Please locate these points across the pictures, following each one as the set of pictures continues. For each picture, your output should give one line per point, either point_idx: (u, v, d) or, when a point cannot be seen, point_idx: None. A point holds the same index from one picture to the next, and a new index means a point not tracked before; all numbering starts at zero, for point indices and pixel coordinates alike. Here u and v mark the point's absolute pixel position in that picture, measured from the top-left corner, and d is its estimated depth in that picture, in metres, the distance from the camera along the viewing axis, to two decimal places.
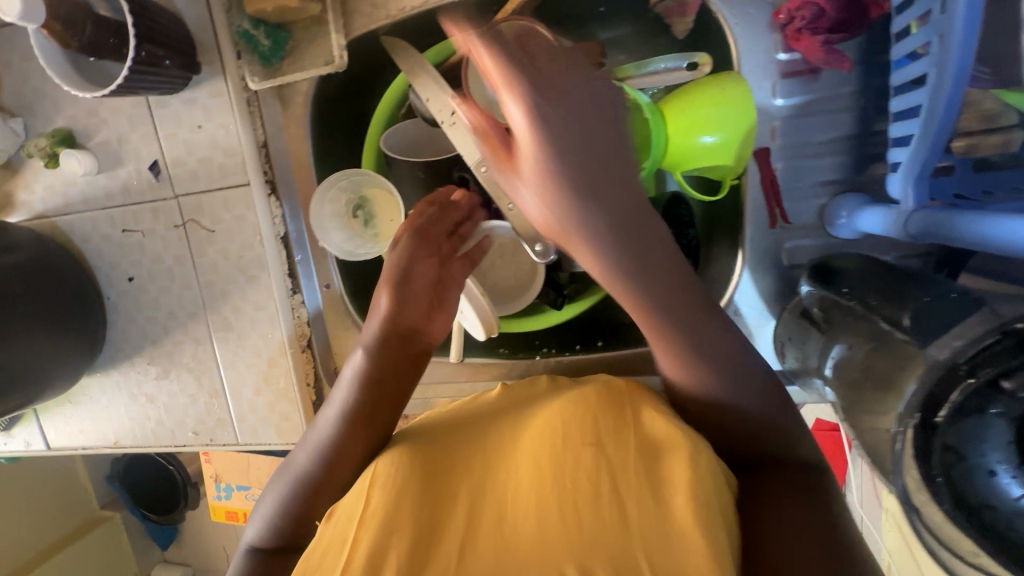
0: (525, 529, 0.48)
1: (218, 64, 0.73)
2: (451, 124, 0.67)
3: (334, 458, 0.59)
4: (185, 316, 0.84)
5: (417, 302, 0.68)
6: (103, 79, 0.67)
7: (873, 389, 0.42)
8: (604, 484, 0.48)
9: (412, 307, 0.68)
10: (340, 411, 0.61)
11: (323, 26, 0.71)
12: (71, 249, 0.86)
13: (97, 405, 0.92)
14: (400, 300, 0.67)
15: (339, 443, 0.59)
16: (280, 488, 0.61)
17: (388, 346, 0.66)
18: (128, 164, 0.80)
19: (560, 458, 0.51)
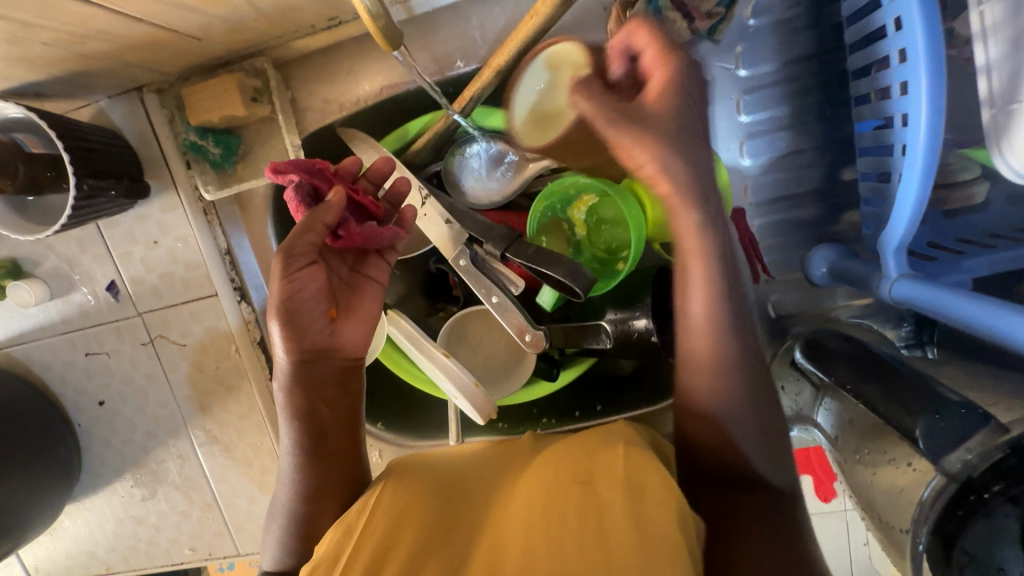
0: (513, 552, 0.53)
1: (168, 178, 0.69)
2: (422, 215, 0.66)
3: (319, 491, 0.64)
4: (167, 433, 0.80)
5: (313, 321, 0.62)
6: (48, 215, 0.63)
7: (869, 447, 0.46)
8: (591, 517, 0.53)
9: (311, 331, 0.63)
10: (293, 445, 0.65)
11: (275, 126, 0.68)
12: (33, 379, 0.81)
13: (81, 534, 0.87)
14: (291, 329, 0.61)
15: (311, 476, 0.64)
16: (278, 528, 0.65)
17: (302, 379, 0.63)
18: (83, 287, 0.75)
19: (552, 497, 0.57)
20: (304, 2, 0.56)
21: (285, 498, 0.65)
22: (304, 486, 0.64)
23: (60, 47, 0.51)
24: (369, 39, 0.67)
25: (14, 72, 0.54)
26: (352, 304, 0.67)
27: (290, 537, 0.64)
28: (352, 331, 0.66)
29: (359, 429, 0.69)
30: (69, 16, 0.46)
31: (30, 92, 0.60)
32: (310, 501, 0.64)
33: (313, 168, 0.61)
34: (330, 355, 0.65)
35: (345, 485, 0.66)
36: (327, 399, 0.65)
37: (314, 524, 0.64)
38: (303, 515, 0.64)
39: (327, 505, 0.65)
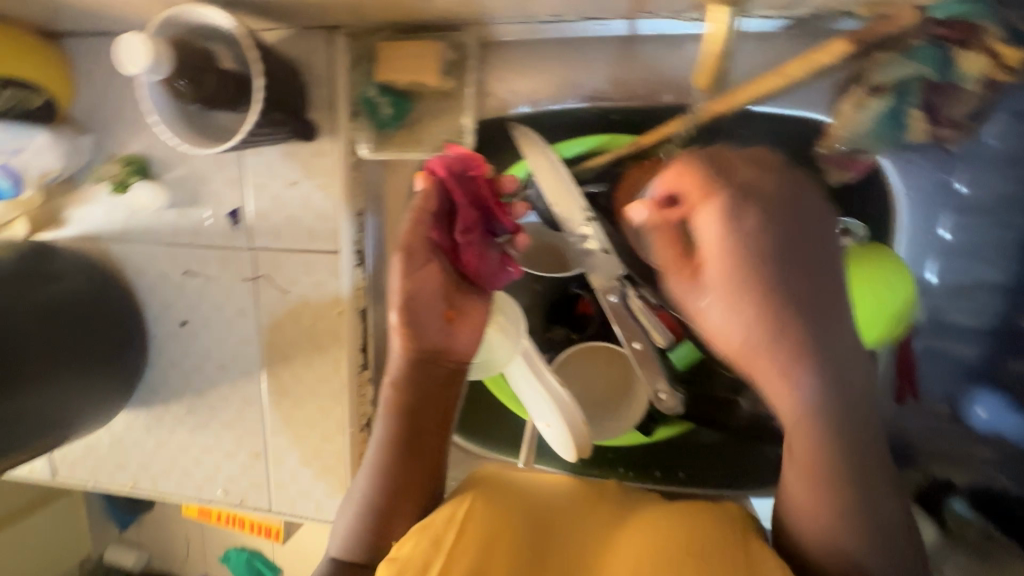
0: None
1: (330, 123, 0.67)
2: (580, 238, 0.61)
3: (400, 487, 0.60)
4: (238, 372, 0.78)
5: (430, 319, 0.59)
6: (212, 130, 0.60)
7: None
8: None
9: (428, 330, 0.60)
10: (381, 436, 0.62)
11: (455, 103, 0.65)
12: (123, 280, 0.78)
13: (118, 443, 0.84)
14: (410, 324, 0.59)
15: (393, 470, 0.60)
16: (350, 513, 0.62)
17: (413, 377, 0.60)
18: (204, 205, 0.73)
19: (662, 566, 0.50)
20: None
21: (362, 486, 0.61)
22: (384, 478, 0.60)
23: None
24: (577, 42, 0.63)
25: None
26: (470, 308, 0.61)
27: (361, 528, 0.60)
28: (467, 336, 0.61)
29: (447, 437, 0.64)
30: None
31: (235, 4, 0.57)
32: (390, 495, 0.60)
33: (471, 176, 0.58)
34: (442, 355, 0.61)
35: (422, 489, 0.61)
36: (427, 397, 0.62)
37: (388, 522, 0.60)
38: (377, 507, 0.60)
39: (404, 504, 0.60)
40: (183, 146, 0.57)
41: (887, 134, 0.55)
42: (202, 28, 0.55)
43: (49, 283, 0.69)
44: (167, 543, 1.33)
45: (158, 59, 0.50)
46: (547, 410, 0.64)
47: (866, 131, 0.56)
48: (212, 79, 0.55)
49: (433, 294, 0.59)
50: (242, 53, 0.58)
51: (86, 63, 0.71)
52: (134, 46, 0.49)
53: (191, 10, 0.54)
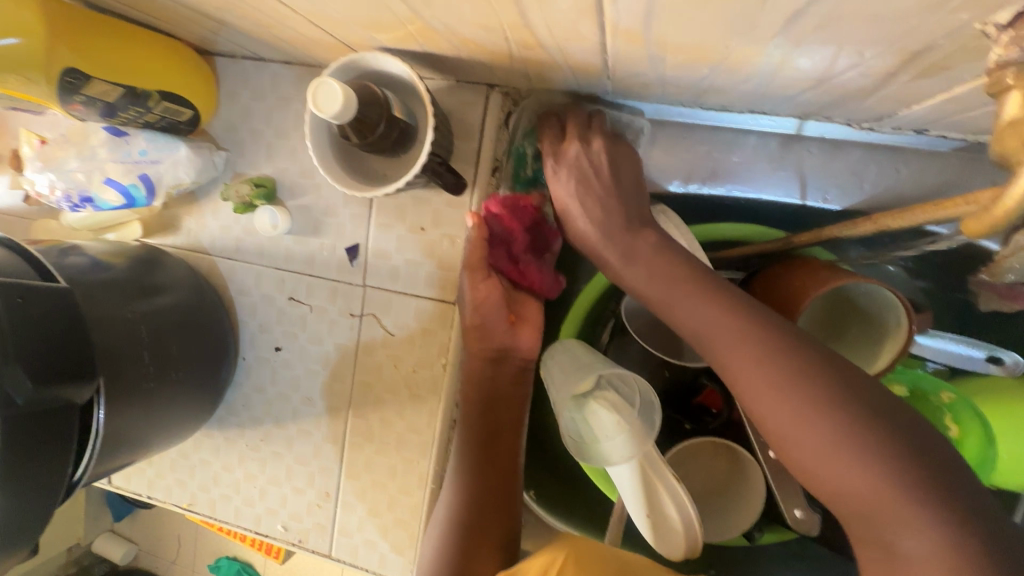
0: None
1: (470, 177, 0.66)
2: None
3: (480, 501, 0.61)
4: (324, 408, 0.75)
5: (497, 320, 0.63)
6: (368, 174, 0.60)
7: None
8: None
9: (495, 331, 0.63)
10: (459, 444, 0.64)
11: None
12: (225, 297, 0.77)
13: (184, 459, 0.82)
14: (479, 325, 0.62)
15: (469, 479, 0.61)
16: (433, 539, 0.61)
17: (481, 375, 0.64)
18: (323, 237, 0.72)
19: None
20: (732, 91, 0.52)
21: (447, 507, 0.61)
22: (465, 490, 0.61)
23: (510, 46, 0.48)
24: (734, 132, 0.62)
25: (436, 42, 0.52)
26: (527, 311, 0.66)
27: (443, 555, 0.59)
28: (528, 336, 0.65)
29: (520, 434, 0.65)
30: (565, 34, 0.42)
31: (412, 56, 0.58)
32: (474, 514, 0.60)
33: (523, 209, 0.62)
34: (511, 355, 0.65)
35: (502, 510, 0.61)
36: (495, 397, 0.64)
37: (475, 552, 0.59)
38: (462, 527, 0.60)
39: (484, 521, 0.60)
40: (342, 188, 0.56)
41: None
42: (383, 77, 0.56)
43: (152, 296, 0.67)
44: (164, 552, 1.28)
45: (350, 107, 0.49)
46: (642, 500, 0.59)
47: None
48: (386, 128, 0.55)
49: (498, 306, 0.62)
50: (412, 103, 0.58)
51: (233, 83, 0.72)
52: (330, 92, 0.49)
53: (381, 59, 0.54)
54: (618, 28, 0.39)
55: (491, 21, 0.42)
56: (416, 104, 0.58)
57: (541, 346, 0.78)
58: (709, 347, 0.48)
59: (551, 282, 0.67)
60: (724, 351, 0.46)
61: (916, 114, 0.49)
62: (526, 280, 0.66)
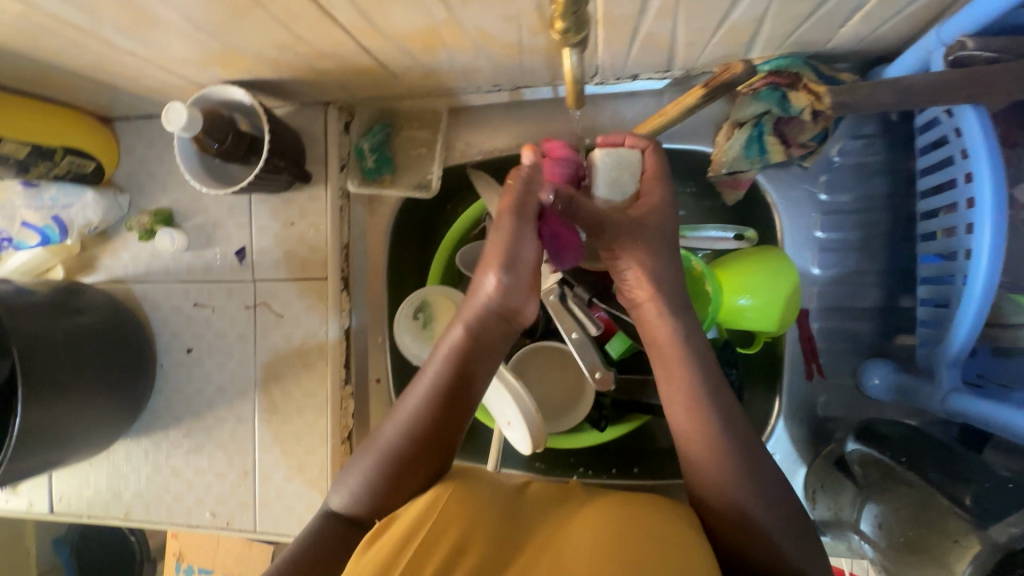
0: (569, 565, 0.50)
1: (323, 175, 0.83)
2: None
3: (428, 444, 0.63)
4: (235, 393, 0.87)
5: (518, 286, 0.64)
6: (231, 179, 0.77)
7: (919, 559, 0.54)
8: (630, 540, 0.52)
9: (518, 292, 0.65)
10: (428, 384, 0.65)
11: (426, 156, 0.83)
12: (141, 317, 0.90)
13: (118, 470, 0.90)
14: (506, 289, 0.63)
15: (428, 420, 0.63)
16: (367, 462, 0.64)
17: (482, 323, 0.66)
18: (217, 247, 0.87)
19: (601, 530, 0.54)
20: (482, 68, 0.71)
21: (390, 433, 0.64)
22: (419, 429, 0.63)
23: (304, 59, 0.66)
24: (516, 106, 0.81)
25: (259, 69, 0.70)
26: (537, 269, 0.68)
27: (376, 477, 0.63)
28: (533, 308, 0.68)
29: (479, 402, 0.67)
30: (325, 40, 0.61)
31: (252, 86, 0.76)
32: (417, 444, 0.63)
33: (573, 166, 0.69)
34: (511, 317, 0.67)
35: (432, 465, 0.63)
36: (484, 350, 0.66)
37: (405, 477, 0.62)
38: (403, 457, 0.63)
39: (426, 454, 0.63)
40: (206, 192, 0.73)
41: (756, 155, 0.69)
42: (228, 102, 0.73)
43: (72, 315, 0.80)
44: None
45: (194, 124, 0.67)
46: (505, 409, 0.76)
47: (739, 156, 0.70)
48: (233, 139, 0.72)
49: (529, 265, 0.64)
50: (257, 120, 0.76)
51: (131, 139, 0.89)
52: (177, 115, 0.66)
53: (221, 90, 0.71)
54: (352, 27, 0.58)
55: (275, 40, 0.61)
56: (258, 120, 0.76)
57: None
58: (683, 403, 0.60)
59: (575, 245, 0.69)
60: (670, 391, 0.61)
61: (606, 61, 0.68)
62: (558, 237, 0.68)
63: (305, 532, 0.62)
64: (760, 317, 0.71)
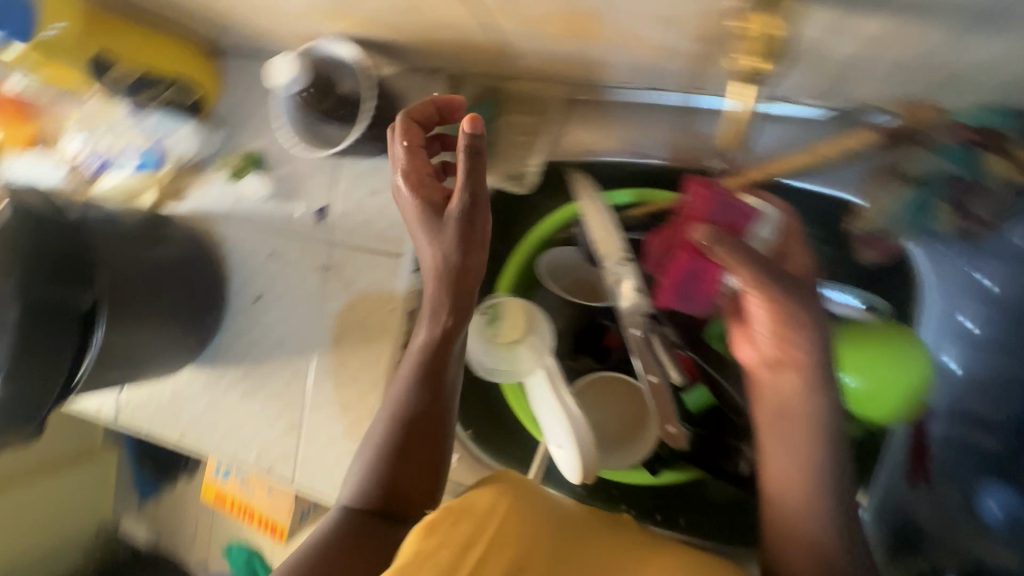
0: None
1: (416, 147, 0.78)
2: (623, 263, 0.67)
3: (416, 423, 0.66)
4: (295, 349, 0.87)
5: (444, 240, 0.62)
6: (324, 138, 0.73)
7: None
8: None
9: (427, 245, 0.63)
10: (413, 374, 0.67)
11: (527, 147, 0.77)
12: (220, 254, 0.91)
13: (180, 394, 0.95)
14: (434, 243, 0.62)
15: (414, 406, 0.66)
16: (367, 453, 0.66)
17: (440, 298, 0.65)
18: (300, 201, 0.85)
19: None
20: (614, 64, 0.62)
21: (388, 419, 0.66)
22: (402, 415, 0.66)
23: (424, 27, 0.60)
24: (639, 107, 0.72)
25: (373, 28, 0.64)
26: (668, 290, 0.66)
27: (379, 463, 0.64)
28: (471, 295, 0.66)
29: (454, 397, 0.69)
30: (446, 12, 0.54)
31: (362, 43, 0.71)
32: (405, 434, 0.65)
33: (739, 211, 0.60)
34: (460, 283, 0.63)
35: (420, 448, 0.66)
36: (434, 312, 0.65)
37: (405, 467, 0.64)
38: (396, 445, 0.65)
39: (423, 449, 0.66)
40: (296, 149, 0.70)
41: (915, 218, 0.60)
42: (332, 59, 0.69)
43: (156, 246, 0.81)
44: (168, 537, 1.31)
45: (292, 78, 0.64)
46: (558, 432, 0.70)
47: (897, 214, 0.61)
48: (328, 97, 0.68)
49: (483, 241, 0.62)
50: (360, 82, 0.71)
51: (235, 74, 0.88)
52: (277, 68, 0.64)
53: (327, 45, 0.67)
54: (480, 4, 0.51)
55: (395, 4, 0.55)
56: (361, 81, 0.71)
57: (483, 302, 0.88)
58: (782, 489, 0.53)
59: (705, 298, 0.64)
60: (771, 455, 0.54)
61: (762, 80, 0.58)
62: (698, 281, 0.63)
63: (322, 525, 0.61)
64: (883, 406, 0.62)
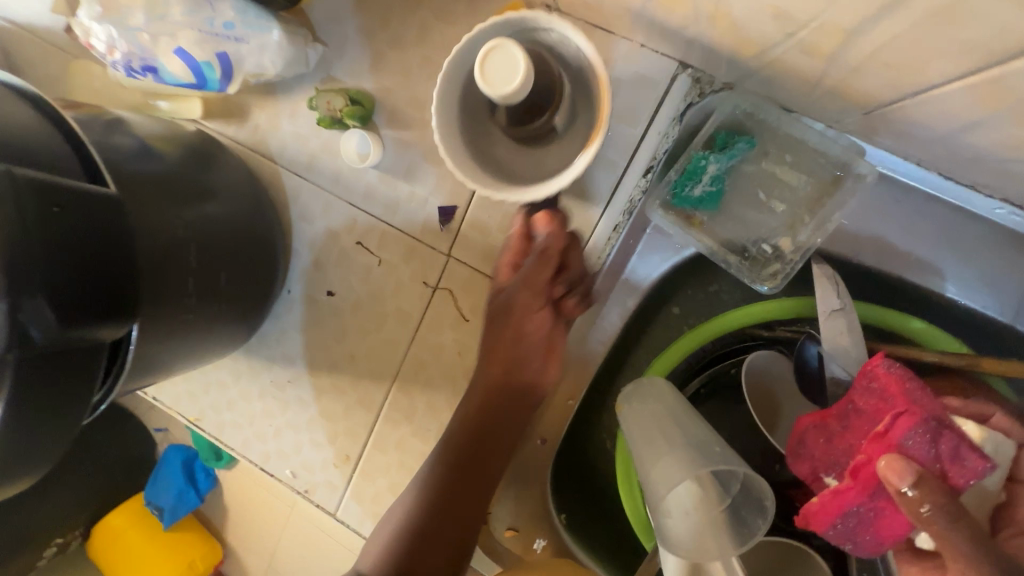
0: None
1: (617, 168, 0.54)
2: None
3: (446, 497, 0.55)
4: (367, 370, 0.67)
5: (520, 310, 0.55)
6: (483, 157, 0.47)
7: None
8: None
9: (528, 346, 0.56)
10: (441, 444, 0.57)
11: (777, 215, 0.53)
12: (282, 218, 0.66)
13: (202, 375, 0.74)
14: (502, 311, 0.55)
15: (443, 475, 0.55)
16: (387, 530, 0.55)
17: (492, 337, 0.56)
18: (415, 185, 0.60)
19: None
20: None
21: (404, 498, 0.56)
22: (433, 480, 0.55)
23: (787, 42, 0.34)
24: (960, 215, 0.50)
25: (672, 2, 0.37)
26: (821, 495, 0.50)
27: (395, 545, 0.53)
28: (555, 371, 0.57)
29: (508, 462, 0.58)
30: (890, 56, 0.30)
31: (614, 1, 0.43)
32: (435, 515, 0.54)
33: (967, 464, 0.42)
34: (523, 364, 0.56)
35: (454, 521, 0.54)
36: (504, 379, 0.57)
37: (424, 556, 0.53)
38: (421, 530, 0.53)
39: (450, 542, 0.56)
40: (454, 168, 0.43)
41: None
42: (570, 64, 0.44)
43: (202, 201, 0.54)
44: None
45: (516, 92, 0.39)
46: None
47: None
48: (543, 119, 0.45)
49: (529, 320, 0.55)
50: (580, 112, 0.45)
51: None
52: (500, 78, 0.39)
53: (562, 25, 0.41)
54: (1001, 75, 0.27)
55: (800, 10, 0.29)
56: (581, 97, 0.45)
57: (615, 366, 0.69)
58: None
59: (871, 537, 0.46)
60: None
61: None
62: (867, 519, 0.45)
63: None
64: None
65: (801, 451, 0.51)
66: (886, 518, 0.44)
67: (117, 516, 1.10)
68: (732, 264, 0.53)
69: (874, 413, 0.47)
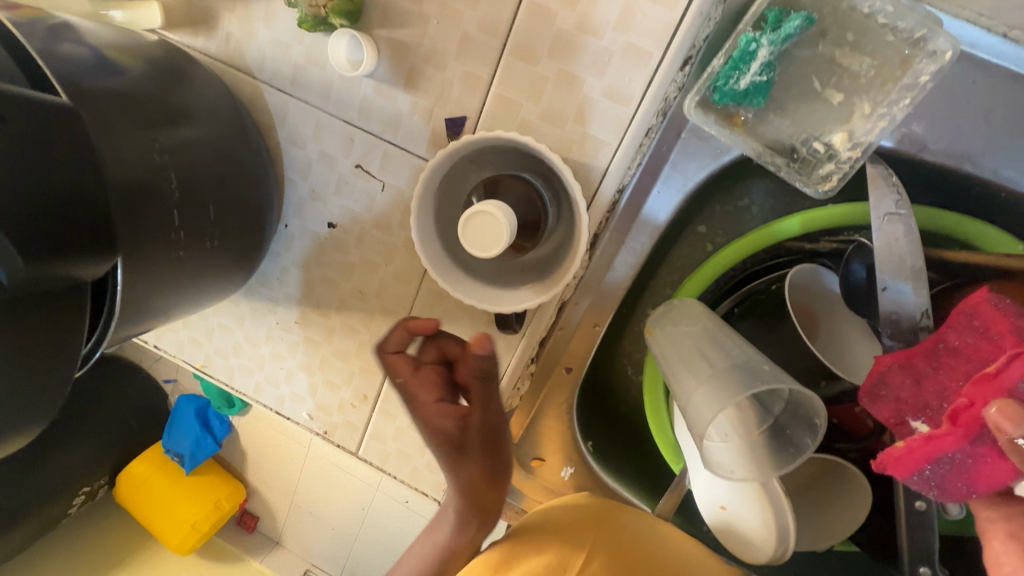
0: None
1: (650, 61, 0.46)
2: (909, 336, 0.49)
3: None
4: (378, 307, 0.63)
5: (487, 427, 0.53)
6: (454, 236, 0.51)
7: None
8: None
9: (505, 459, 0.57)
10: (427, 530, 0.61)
11: (832, 108, 0.47)
12: (269, 145, 0.59)
13: (201, 320, 0.70)
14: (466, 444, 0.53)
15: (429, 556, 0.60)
16: None
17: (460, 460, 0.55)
18: (417, 95, 0.52)
19: None
20: None
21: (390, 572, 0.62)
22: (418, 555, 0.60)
23: None
24: None
25: None
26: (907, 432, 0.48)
27: None
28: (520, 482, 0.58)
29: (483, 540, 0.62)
30: None
31: None
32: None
33: None
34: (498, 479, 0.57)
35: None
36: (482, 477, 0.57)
37: None
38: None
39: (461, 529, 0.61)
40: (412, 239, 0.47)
41: None
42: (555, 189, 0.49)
43: (176, 124, 0.47)
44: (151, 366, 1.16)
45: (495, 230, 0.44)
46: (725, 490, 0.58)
47: None
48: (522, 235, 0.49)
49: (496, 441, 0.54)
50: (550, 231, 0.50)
51: None
52: (488, 219, 0.44)
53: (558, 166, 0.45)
54: None
55: None
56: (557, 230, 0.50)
57: (642, 291, 0.65)
58: None
59: (959, 484, 0.44)
60: None
61: None
62: (958, 463, 0.43)
63: None
64: None
65: (881, 394, 0.48)
66: (983, 464, 0.42)
67: (138, 464, 1.11)
68: (781, 167, 0.48)
69: (975, 354, 0.44)
